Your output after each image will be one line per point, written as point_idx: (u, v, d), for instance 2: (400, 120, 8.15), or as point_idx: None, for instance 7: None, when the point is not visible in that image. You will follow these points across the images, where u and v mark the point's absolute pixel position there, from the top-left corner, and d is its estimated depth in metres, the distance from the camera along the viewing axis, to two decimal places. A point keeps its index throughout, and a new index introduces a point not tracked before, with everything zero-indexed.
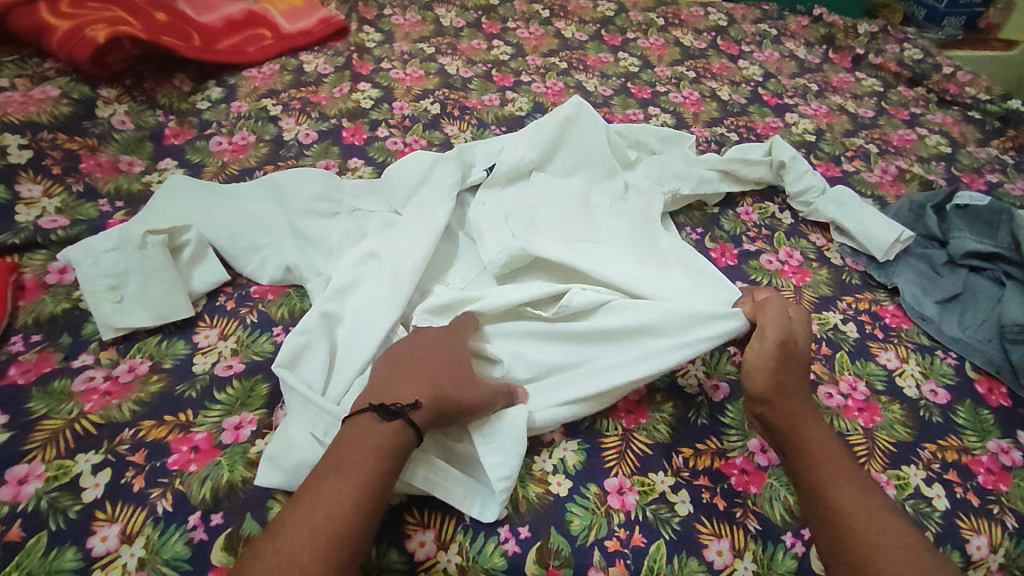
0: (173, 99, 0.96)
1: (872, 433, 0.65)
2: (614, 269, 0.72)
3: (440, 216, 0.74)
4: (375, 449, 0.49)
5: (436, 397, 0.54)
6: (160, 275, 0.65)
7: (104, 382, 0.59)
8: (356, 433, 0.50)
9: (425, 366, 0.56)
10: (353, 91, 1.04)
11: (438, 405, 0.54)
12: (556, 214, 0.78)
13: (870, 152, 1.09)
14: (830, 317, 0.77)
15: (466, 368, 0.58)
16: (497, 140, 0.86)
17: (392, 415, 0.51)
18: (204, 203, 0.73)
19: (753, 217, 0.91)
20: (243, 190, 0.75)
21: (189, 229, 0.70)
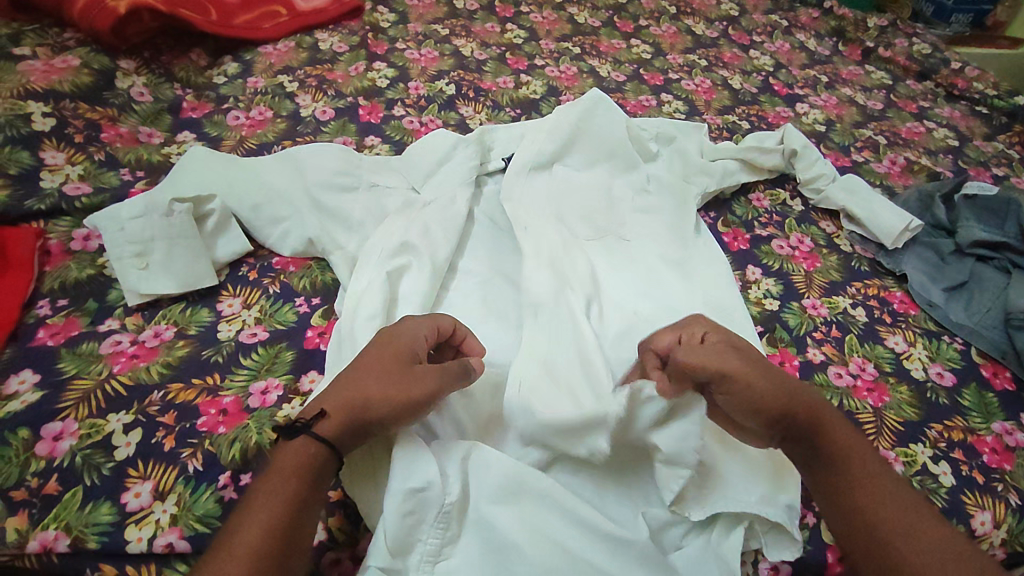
0: (190, 73, 0.96)
1: (881, 412, 0.67)
2: (642, 265, 0.75)
3: (461, 204, 0.78)
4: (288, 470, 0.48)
5: (351, 411, 0.51)
6: (186, 243, 0.66)
7: (131, 346, 0.60)
8: (277, 459, 0.48)
9: (365, 369, 0.53)
10: (368, 70, 1.05)
11: (350, 417, 0.51)
12: (579, 205, 0.81)
13: (879, 143, 1.10)
14: (840, 301, 0.79)
15: (400, 365, 0.53)
16: (516, 129, 0.89)
17: (292, 434, 0.49)
18: (226, 175, 0.73)
19: (764, 203, 0.92)
20: (265, 164, 0.76)
21: (213, 199, 0.70)
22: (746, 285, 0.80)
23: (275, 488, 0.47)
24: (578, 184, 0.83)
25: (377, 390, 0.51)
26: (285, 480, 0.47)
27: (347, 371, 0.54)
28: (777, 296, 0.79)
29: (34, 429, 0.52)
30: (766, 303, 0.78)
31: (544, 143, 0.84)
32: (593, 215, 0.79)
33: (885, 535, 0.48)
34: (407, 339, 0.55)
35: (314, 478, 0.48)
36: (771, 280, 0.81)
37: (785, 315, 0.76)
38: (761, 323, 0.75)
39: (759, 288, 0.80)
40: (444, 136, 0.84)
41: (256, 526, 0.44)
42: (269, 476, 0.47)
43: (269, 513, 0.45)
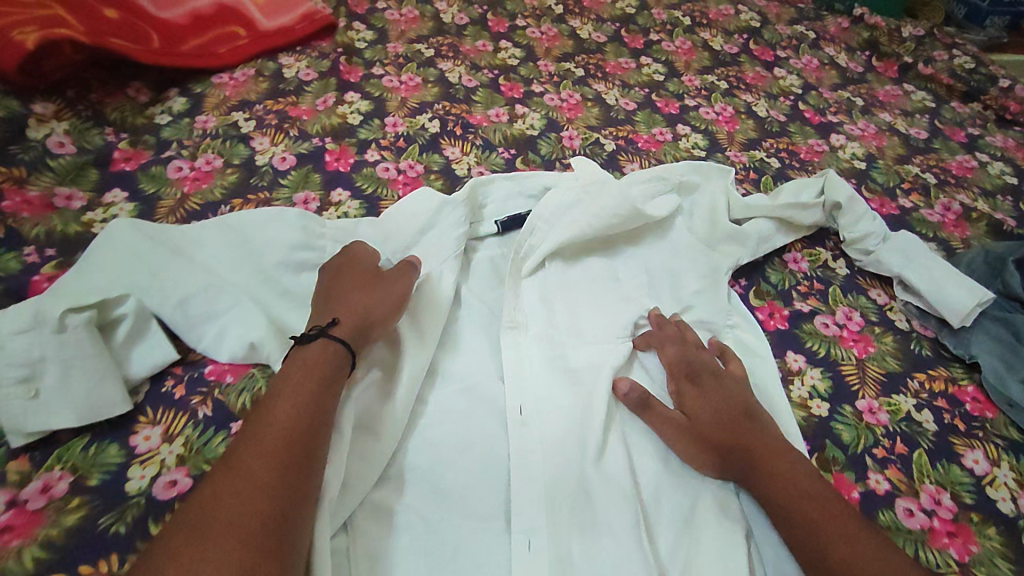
0: (124, 113, 0.81)
1: (968, 568, 0.56)
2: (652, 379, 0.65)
3: (443, 293, 0.65)
4: (306, 370, 0.50)
5: (355, 319, 0.56)
6: (90, 364, 0.53)
7: (7, 511, 0.47)
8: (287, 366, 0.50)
9: (353, 289, 0.59)
10: (339, 103, 0.90)
11: (356, 326, 0.56)
12: (586, 298, 0.70)
13: (929, 184, 0.96)
14: (901, 402, 0.68)
15: (375, 281, 0.61)
16: (515, 191, 0.78)
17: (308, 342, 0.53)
18: (149, 259, 0.60)
19: (803, 266, 0.79)
20: (208, 244, 0.64)
21: (126, 298, 0.57)
22: (789, 381, 0.68)
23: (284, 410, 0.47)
24: (588, 271, 0.73)
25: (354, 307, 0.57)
26: (303, 379, 0.50)
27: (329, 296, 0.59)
28: (826, 397, 0.67)
29: None
30: (813, 407, 0.66)
31: (554, 221, 0.74)
32: (606, 311, 0.69)
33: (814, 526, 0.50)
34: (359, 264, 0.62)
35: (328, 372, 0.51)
36: (818, 373, 0.69)
37: (837, 426, 0.65)
38: (809, 437, 0.64)
39: (804, 384, 0.68)
40: (433, 197, 0.71)
41: (266, 447, 0.44)
42: (285, 378, 0.50)
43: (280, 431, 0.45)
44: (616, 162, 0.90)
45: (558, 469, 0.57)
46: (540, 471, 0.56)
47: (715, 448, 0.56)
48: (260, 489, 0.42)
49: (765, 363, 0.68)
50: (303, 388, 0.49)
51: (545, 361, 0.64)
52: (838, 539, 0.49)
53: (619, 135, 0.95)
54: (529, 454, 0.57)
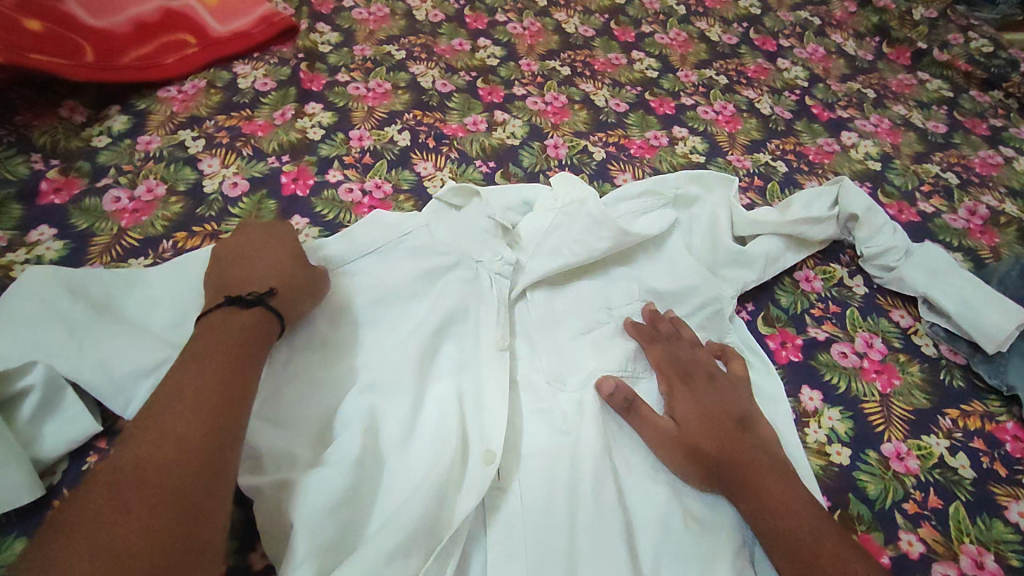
0: (55, 137, 0.73)
1: None
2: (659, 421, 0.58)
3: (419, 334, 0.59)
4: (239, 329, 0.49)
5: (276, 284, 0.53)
6: None
7: None
8: (193, 347, 0.47)
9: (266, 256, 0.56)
10: (298, 116, 0.82)
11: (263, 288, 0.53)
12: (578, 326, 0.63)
13: (952, 185, 0.87)
14: (932, 445, 0.60)
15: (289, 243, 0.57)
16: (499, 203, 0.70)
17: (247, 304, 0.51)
18: (61, 313, 0.52)
19: (816, 286, 0.71)
20: (142, 285, 0.56)
21: (35, 365, 0.49)
22: (803, 423, 0.60)
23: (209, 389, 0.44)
24: (576, 298, 0.65)
25: (274, 270, 0.54)
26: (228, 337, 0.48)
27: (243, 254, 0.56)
28: (847, 441, 0.59)
29: None
30: (832, 453, 0.58)
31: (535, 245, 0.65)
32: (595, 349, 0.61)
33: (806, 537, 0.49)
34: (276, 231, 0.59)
35: (247, 345, 0.49)
36: (837, 413, 0.61)
37: (861, 476, 0.57)
38: (830, 491, 0.56)
39: (821, 427, 0.60)
40: (387, 217, 0.65)
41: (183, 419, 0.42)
42: (183, 371, 0.45)
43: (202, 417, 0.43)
44: (606, 174, 0.82)
45: (544, 543, 0.50)
46: (524, 547, 0.50)
47: (706, 458, 0.53)
48: (180, 505, 0.39)
49: (781, 407, 0.60)
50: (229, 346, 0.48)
51: (526, 414, 0.57)
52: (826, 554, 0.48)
53: (609, 141, 0.86)
54: (512, 533, 0.50)
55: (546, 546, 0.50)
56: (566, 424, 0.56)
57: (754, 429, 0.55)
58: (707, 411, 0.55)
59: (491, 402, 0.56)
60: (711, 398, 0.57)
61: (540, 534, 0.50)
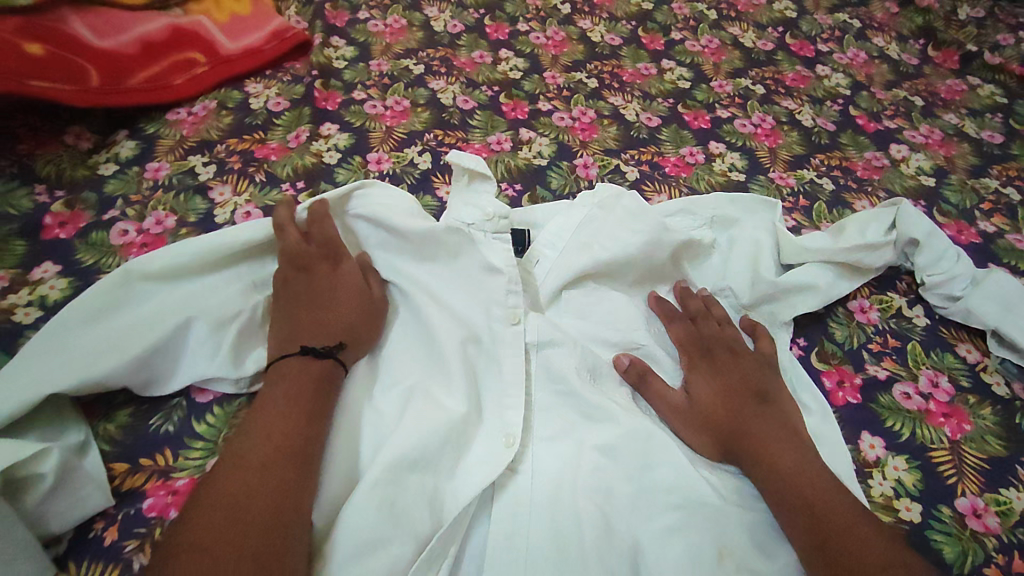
0: (61, 166, 0.69)
1: None
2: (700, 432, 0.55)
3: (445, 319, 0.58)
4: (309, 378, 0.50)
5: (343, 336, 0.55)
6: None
7: None
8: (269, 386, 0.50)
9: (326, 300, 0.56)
10: (313, 138, 0.78)
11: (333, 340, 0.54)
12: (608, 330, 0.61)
13: (1014, 201, 0.81)
14: (1011, 499, 0.54)
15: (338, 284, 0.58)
16: (541, 213, 0.69)
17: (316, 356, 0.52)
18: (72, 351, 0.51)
19: (873, 318, 0.65)
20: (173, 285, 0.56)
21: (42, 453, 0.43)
22: (865, 474, 0.54)
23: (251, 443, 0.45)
24: (613, 311, 0.62)
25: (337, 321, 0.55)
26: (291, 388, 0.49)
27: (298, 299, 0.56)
28: (917, 495, 0.53)
29: None
30: (900, 508, 0.52)
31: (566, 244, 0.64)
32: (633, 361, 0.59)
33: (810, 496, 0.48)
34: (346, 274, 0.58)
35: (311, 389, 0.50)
36: (903, 462, 0.55)
37: (934, 535, 0.51)
38: None
39: (886, 478, 0.54)
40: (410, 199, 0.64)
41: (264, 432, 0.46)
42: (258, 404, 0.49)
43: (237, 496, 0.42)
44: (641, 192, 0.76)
45: (556, 534, 0.48)
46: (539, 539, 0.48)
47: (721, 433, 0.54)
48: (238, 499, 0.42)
49: (842, 457, 0.54)
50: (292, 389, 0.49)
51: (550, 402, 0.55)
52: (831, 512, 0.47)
53: (642, 159, 0.81)
54: (521, 521, 0.49)
55: (555, 534, 0.48)
56: (593, 411, 0.55)
57: (775, 405, 0.55)
58: (726, 386, 0.57)
59: (508, 387, 0.55)
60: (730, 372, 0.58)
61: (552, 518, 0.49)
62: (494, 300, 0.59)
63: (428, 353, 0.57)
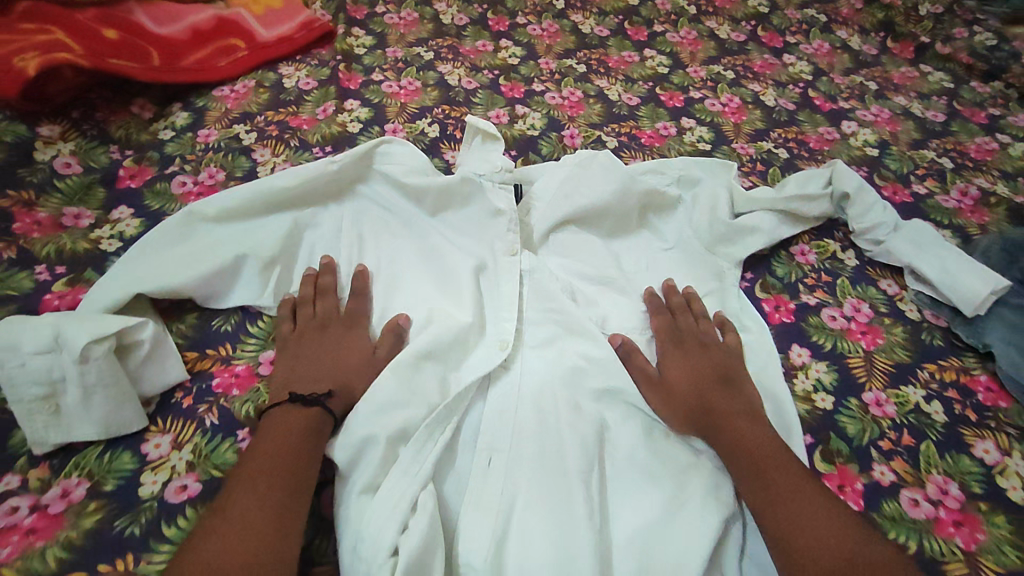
0: (129, 130, 0.83)
1: (974, 557, 0.55)
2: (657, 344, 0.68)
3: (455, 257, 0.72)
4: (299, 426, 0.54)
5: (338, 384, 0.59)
6: (106, 393, 0.53)
7: (31, 515, 0.50)
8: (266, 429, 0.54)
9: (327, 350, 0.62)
10: (339, 111, 0.91)
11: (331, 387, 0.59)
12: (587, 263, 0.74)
13: (946, 168, 0.93)
14: (909, 394, 0.66)
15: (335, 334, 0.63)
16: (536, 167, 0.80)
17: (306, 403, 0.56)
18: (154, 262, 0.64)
19: (810, 259, 0.77)
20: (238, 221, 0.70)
21: (146, 325, 0.57)
22: (791, 374, 0.67)
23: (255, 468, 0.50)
24: (591, 250, 0.75)
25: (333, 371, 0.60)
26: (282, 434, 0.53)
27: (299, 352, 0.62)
28: (832, 390, 0.65)
29: None
30: (816, 399, 0.65)
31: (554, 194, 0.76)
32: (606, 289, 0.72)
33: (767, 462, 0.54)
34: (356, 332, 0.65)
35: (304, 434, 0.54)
36: (823, 366, 0.67)
37: (841, 419, 0.63)
38: (812, 431, 0.62)
39: (808, 378, 0.66)
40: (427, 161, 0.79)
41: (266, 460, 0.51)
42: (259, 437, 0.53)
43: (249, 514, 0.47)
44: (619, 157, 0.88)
45: (537, 409, 0.61)
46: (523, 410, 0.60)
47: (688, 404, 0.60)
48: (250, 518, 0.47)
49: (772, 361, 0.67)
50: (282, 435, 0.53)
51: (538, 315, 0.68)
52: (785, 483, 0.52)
53: (622, 132, 0.94)
54: (511, 396, 0.62)
55: (537, 407, 0.61)
56: (573, 322, 0.67)
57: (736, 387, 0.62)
58: (692, 367, 0.63)
59: (504, 303, 0.68)
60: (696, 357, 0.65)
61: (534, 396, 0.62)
62: (497, 238, 0.73)
63: (441, 280, 0.70)
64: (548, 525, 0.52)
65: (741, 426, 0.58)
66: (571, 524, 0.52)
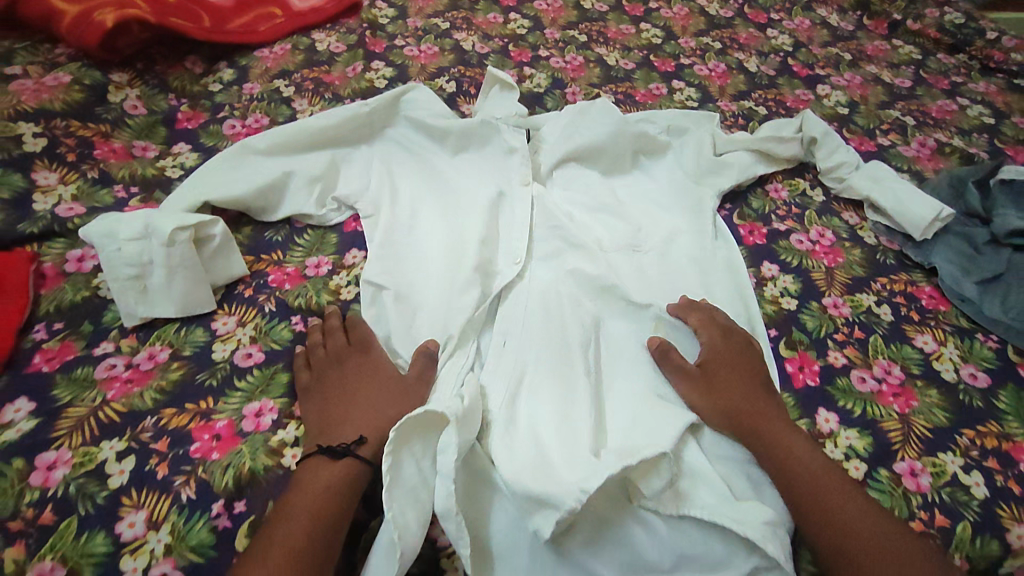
0: (184, 82, 0.94)
1: (908, 418, 0.64)
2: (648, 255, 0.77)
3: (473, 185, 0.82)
4: (330, 484, 0.54)
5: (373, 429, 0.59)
6: (185, 273, 0.64)
7: (125, 370, 0.61)
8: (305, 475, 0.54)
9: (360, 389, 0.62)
10: (366, 70, 1.02)
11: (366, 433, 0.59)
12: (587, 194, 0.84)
13: (908, 125, 1.03)
14: (863, 299, 0.76)
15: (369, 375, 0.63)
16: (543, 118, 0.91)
17: (337, 456, 0.55)
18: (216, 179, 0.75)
19: (782, 195, 0.88)
20: (290, 152, 0.81)
21: (216, 223, 0.68)
22: (762, 283, 0.76)
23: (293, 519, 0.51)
24: (590, 184, 0.85)
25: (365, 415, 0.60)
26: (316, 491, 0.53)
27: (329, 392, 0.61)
28: (796, 295, 0.75)
29: (30, 458, 0.54)
30: (782, 302, 0.75)
31: (558, 138, 0.88)
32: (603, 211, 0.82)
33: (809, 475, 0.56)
34: (378, 367, 0.64)
35: (338, 500, 0.53)
36: (790, 278, 0.77)
37: (803, 316, 0.73)
38: (776, 326, 0.72)
39: (776, 286, 0.76)
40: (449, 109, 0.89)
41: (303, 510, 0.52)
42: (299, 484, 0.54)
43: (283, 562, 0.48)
44: None
45: (543, 303, 0.70)
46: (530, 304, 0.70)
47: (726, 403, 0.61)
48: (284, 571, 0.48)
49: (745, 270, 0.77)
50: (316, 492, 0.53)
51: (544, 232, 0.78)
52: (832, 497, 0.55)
53: (618, 91, 1.05)
54: (520, 294, 0.71)
55: (543, 301, 0.70)
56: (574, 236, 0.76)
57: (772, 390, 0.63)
58: (733, 367, 0.64)
59: (516, 222, 0.78)
60: (736, 354, 0.65)
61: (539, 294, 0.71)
62: (512, 172, 0.84)
63: (460, 202, 0.80)
64: (553, 381, 0.62)
65: (785, 437, 0.59)
66: (572, 380, 0.62)
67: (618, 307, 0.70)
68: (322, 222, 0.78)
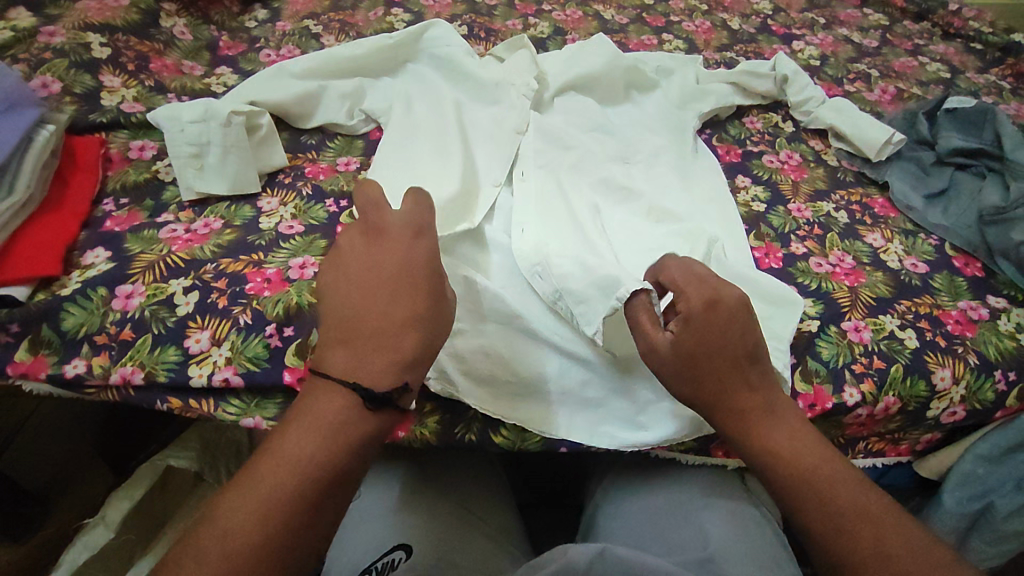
0: (225, 18, 1.05)
1: (856, 290, 0.75)
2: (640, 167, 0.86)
3: (480, 105, 0.91)
4: (338, 422, 0.47)
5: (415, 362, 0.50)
6: (238, 152, 0.74)
7: (185, 232, 0.71)
8: (311, 407, 0.47)
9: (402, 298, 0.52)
10: (387, 15, 1.12)
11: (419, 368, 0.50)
12: (584, 113, 0.92)
13: (872, 75, 1.15)
14: (824, 207, 0.87)
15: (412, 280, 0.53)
16: (548, 56, 1.01)
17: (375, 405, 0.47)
18: (261, 86, 0.86)
19: (757, 125, 0.99)
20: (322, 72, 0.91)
21: (265, 114, 0.79)
22: (736, 190, 0.87)
23: (286, 470, 0.44)
24: (585, 106, 0.94)
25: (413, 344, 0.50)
26: (322, 435, 0.46)
27: (361, 293, 0.52)
28: (765, 201, 0.86)
29: (111, 289, 0.64)
30: (753, 205, 0.85)
31: (560, 69, 0.97)
32: (599, 128, 0.90)
33: (809, 478, 0.52)
34: (407, 252, 0.54)
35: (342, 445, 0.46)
36: (760, 188, 0.88)
37: (771, 216, 0.84)
38: (747, 221, 0.83)
39: (748, 193, 0.87)
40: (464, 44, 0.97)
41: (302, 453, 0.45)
42: (303, 417, 0.47)
43: (262, 512, 0.43)
44: None
45: (543, 196, 0.78)
46: (534, 195, 0.79)
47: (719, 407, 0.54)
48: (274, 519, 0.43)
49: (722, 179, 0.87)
50: (325, 436, 0.46)
51: (543, 141, 0.86)
52: (837, 492, 0.51)
53: (613, 40, 1.16)
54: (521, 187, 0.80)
55: (543, 195, 0.79)
56: (571, 147, 0.86)
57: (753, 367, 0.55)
58: (710, 356, 0.54)
59: (513, 127, 0.86)
60: (710, 343, 0.54)
61: (540, 188, 0.80)
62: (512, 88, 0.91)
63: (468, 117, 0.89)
64: (556, 254, 0.71)
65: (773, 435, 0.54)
66: (579, 247, 0.72)
67: (613, 197, 0.81)
68: (350, 131, 0.89)
